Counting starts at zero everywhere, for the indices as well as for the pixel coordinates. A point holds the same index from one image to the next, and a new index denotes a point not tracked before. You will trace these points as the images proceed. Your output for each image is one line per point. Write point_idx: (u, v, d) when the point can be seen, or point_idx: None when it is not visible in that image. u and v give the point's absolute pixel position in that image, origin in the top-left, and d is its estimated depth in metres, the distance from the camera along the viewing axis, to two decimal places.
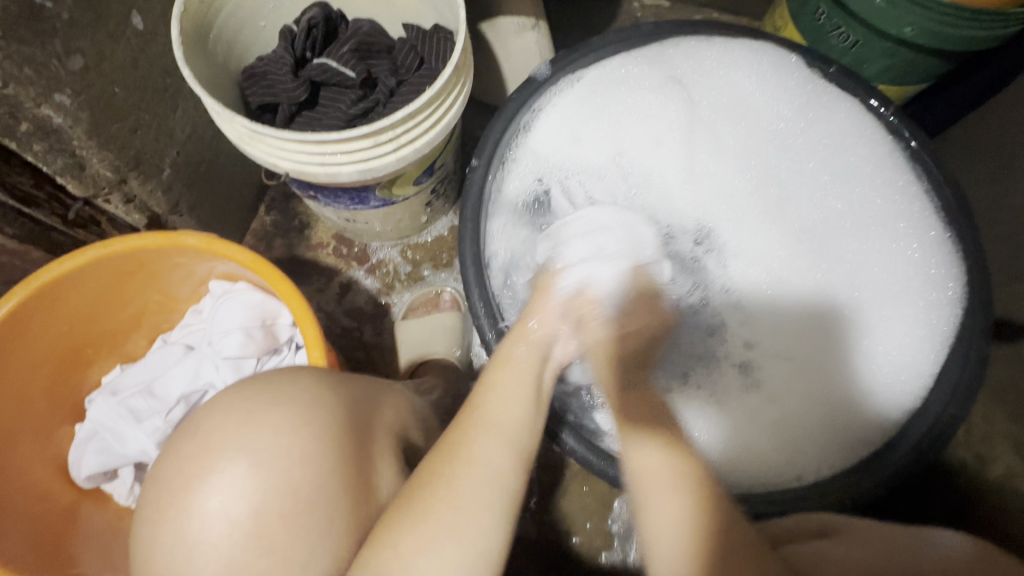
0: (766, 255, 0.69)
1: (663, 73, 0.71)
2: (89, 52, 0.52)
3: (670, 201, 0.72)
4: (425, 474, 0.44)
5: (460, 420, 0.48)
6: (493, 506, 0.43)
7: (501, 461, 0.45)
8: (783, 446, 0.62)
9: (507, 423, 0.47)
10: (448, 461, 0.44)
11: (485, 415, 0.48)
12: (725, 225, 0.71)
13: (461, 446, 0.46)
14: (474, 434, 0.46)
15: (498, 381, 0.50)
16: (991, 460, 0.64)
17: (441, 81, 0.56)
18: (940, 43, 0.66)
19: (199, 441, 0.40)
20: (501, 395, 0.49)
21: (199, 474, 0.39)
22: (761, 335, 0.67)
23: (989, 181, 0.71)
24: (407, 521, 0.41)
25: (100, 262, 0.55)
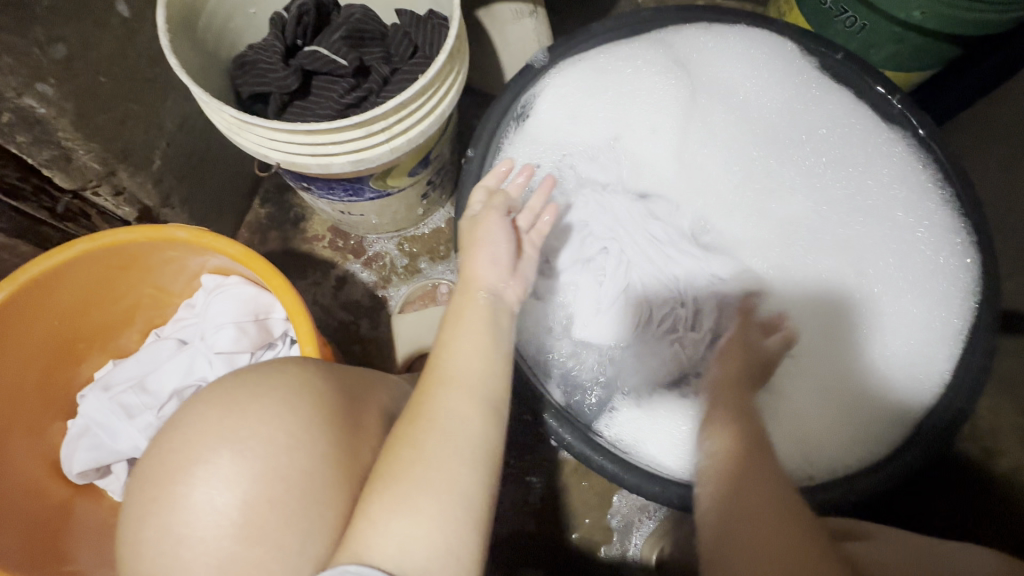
0: (764, 245, 0.67)
1: (664, 56, 0.69)
2: (73, 40, 0.51)
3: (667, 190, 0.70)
4: (397, 452, 0.42)
5: (421, 384, 0.45)
6: (462, 468, 0.41)
7: (463, 417, 0.43)
8: (796, 440, 0.60)
9: (466, 377, 0.45)
10: (413, 426, 0.42)
11: (441, 371, 0.46)
12: (720, 215, 0.69)
13: (424, 407, 0.44)
14: (434, 391, 0.44)
15: (453, 340, 0.47)
16: (998, 453, 0.62)
17: (435, 69, 0.55)
18: (951, 26, 0.65)
19: (187, 438, 0.39)
20: (458, 351, 0.46)
21: (187, 473, 0.38)
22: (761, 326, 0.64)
23: (998, 170, 0.69)
24: (383, 490, 0.40)
25: (89, 256, 0.54)
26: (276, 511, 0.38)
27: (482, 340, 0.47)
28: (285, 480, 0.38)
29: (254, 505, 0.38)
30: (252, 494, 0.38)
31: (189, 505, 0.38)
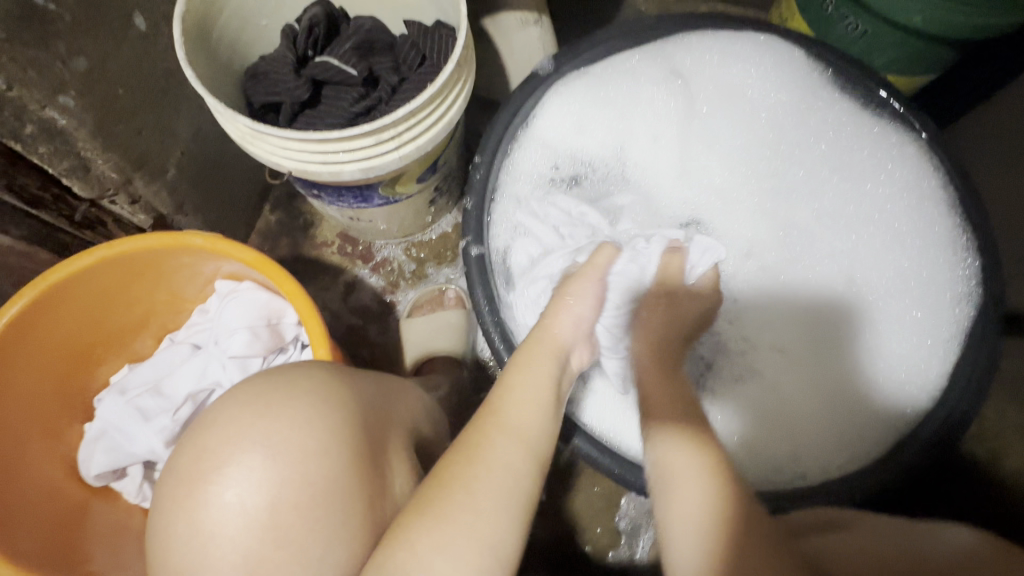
0: (758, 247, 0.68)
1: (668, 64, 0.70)
2: (92, 54, 0.53)
3: (669, 194, 0.71)
4: (432, 484, 0.42)
5: (478, 423, 0.46)
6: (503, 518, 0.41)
7: (519, 465, 0.44)
8: (780, 433, 0.62)
9: (525, 427, 0.46)
10: (468, 466, 0.43)
11: (506, 417, 0.46)
12: (716, 216, 0.70)
13: (478, 451, 0.44)
14: (492, 437, 0.45)
15: (519, 384, 0.48)
16: (1004, 454, 0.62)
17: (443, 78, 0.56)
18: (953, 32, 0.65)
19: (204, 440, 0.40)
20: (522, 399, 0.47)
21: (204, 473, 0.39)
22: (753, 332, 0.66)
23: (1002, 173, 0.70)
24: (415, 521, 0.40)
25: (105, 263, 0.56)
26: (294, 511, 0.39)
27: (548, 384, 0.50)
28: (300, 479, 0.39)
29: (269, 505, 0.39)
30: (271, 494, 0.39)
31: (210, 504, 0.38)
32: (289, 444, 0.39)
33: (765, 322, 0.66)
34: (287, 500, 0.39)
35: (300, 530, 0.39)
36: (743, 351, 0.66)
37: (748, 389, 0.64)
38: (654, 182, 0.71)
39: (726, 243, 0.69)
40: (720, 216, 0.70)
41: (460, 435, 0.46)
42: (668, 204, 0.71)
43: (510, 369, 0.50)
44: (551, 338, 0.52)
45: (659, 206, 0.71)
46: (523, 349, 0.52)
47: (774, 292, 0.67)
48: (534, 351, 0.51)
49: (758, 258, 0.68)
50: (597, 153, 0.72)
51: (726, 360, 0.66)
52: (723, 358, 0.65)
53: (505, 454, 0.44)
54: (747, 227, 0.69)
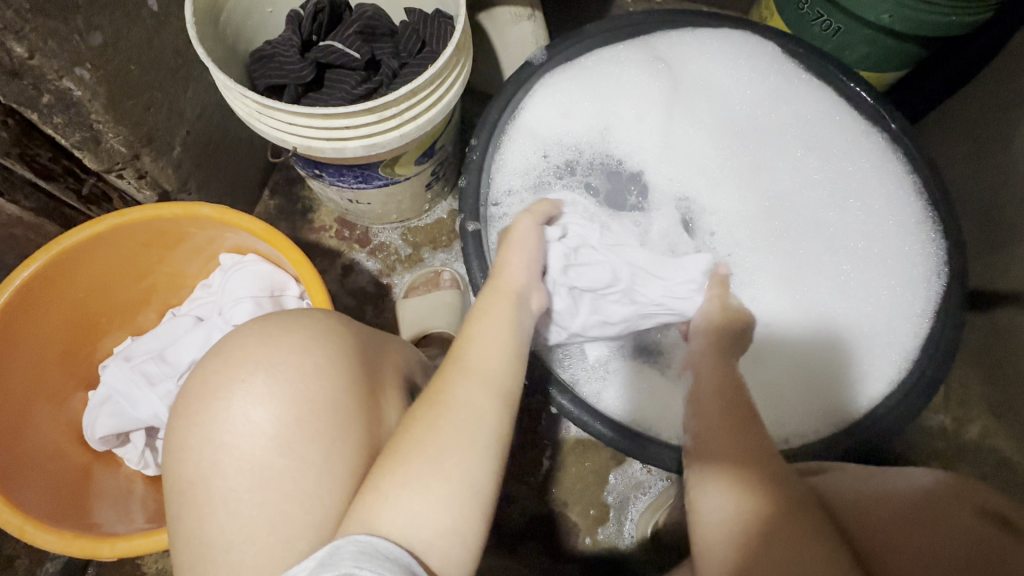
0: (746, 218, 0.72)
1: (647, 53, 0.74)
2: (107, 29, 0.55)
3: (659, 169, 0.74)
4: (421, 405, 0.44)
5: (441, 369, 0.46)
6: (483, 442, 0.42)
7: (483, 404, 0.44)
8: (771, 404, 0.65)
9: (486, 369, 0.46)
10: (428, 409, 0.43)
11: (463, 360, 0.46)
12: (702, 189, 0.73)
13: (442, 394, 0.44)
14: (454, 381, 0.45)
15: (477, 332, 0.48)
16: (968, 421, 0.68)
17: (443, 60, 0.59)
18: (916, 29, 0.70)
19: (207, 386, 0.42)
20: (482, 344, 0.47)
21: (207, 416, 0.41)
22: (754, 305, 0.68)
23: (962, 162, 0.75)
24: (392, 466, 0.41)
25: (116, 231, 0.58)
26: (302, 452, 0.40)
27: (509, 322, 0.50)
28: (308, 421, 0.41)
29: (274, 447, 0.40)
30: (281, 436, 0.40)
31: (222, 444, 0.40)
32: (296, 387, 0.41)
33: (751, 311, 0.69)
34: (297, 441, 0.40)
35: (310, 474, 0.40)
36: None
37: (746, 363, 0.67)
38: (641, 159, 0.74)
39: (717, 224, 0.72)
40: (706, 195, 0.73)
41: (425, 388, 0.46)
42: (657, 191, 0.74)
43: (466, 321, 0.50)
44: (507, 283, 0.53)
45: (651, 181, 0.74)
46: (483, 296, 0.52)
47: (759, 267, 0.70)
48: (493, 296, 0.52)
49: (746, 234, 0.71)
50: (584, 143, 0.74)
51: None
52: None
53: (466, 392, 0.44)
54: (735, 212, 0.72)
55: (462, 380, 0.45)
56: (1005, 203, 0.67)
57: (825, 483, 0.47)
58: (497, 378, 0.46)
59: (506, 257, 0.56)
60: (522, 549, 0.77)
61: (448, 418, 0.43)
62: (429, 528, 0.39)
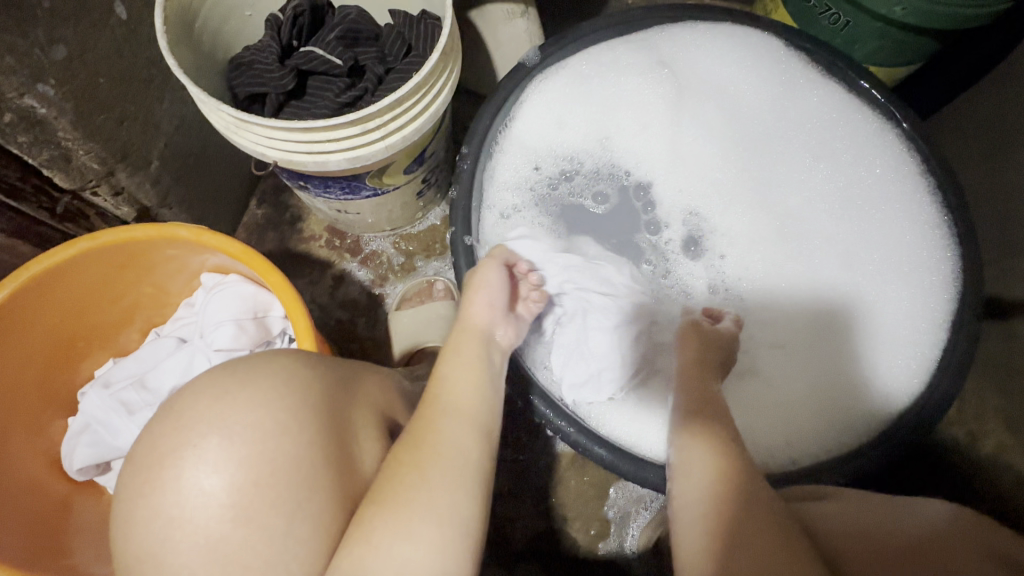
0: (755, 237, 0.69)
1: (650, 55, 0.70)
2: (72, 42, 0.52)
3: (667, 183, 0.71)
4: (410, 441, 0.44)
5: (423, 411, 0.47)
6: (470, 476, 0.43)
7: (467, 444, 0.45)
8: (782, 423, 0.62)
9: (465, 406, 0.48)
10: (411, 449, 0.43)
11: (443, 402, 0.48)
12: (712, 209, 0.70)
13: (428, 434, 0.45)
14: (439, 421, 0.46)
15: (450, 371, 0.50)
16: (981, 436, 0.64)
17: (428, 67, 0.56)
18: (930, 22, 0.66)
19: (176, 429, 0.40)
20: (456, 383, 0.49)
21: (175, 464, 0.38)
22: (756, 321, 0.67)
23: (978, 162, 0.71)
24: (378, 513, 0.40)
25: (88, 254, 0.55)
26: (278, 493, 0.39)
27: (480, 367, 0.52)
28: (284, 461, 0.39)
29: (245, 495, 0.38)
30: (256, 483, 0.38)
31: (194, 490, 0.38)
32: (275, 426, 0.39)
33: (760, 329, 0.66)
34: (271, 486, 0.38)
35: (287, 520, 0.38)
36: (745, 345, 0.66)
37: (752, 384, 0.64)
38: (646, 169, 0.72)
39: (725, 247, 0.69)
40: (716, 214, 0.70)
41: (407, 427, 0.46)
42: (663, 206, 0.71)
43: (440, 361, 0.52)
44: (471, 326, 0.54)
45: (657, 195, 0.72)
46: (451, 338, 0.54)
47: (766, 281, 0.68)
48: (460, 337, 0.54)
49: (756, 258, 0.68)
50: (585, 156, 0.72)
51: (739, 351, 0.65)
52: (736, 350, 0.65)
53: (451, 431, 0.46)
54: (744, 228, 0.70)
55: (445, 420, 0.46)
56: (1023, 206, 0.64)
57: (824, 508, 0.46)
58: (475, 413, 0.48)
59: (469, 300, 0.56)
60: (521, 566, 0.75)
61: (434, 459, 0.43)
62: (410, 563, 0.39)
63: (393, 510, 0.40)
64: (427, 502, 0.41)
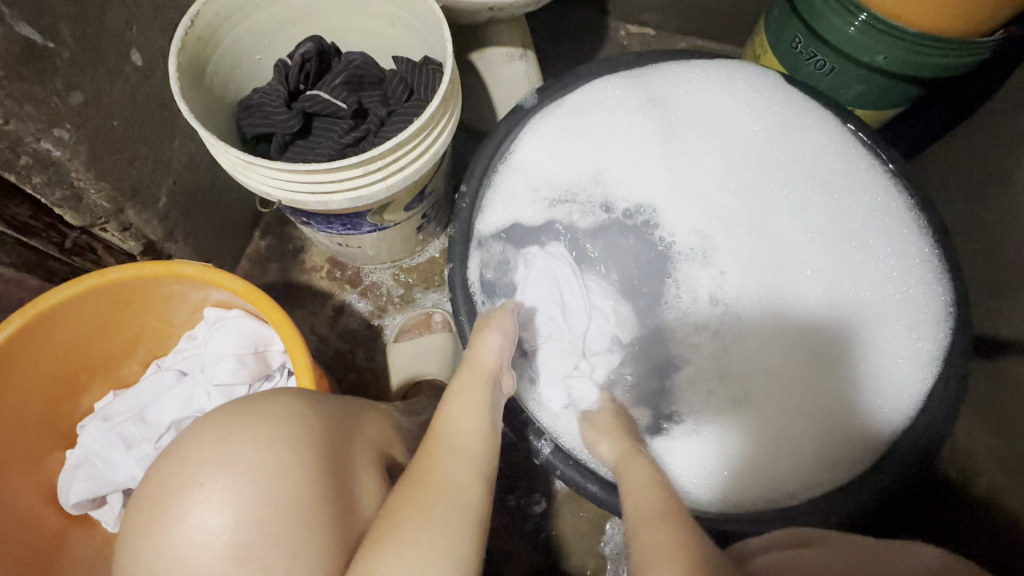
0: (754, 267, 0.71)
1: (643, 92, 0.72)
2: (88, 88, 0.54)
3: (667, 214, 0.73)
4: (416, 483, 0.43)
5: (426, 449, 0.47)
6: (470, 514, 0.42)
7: (468, 482, 0.45)
8: (772, 453, 0.63)
9: (469, 449, 0.47)
10: (417, 488, 0.43)
11: (447, 441, 0.48)
12: (715, 232, 0.72)
13: (428, 474, 0.44)
14: (439, 460, 0.46)
15: (456, 411, 0.50)
16: (975, 475, 0.64)
17: (429, 112, 0.58)
18: (911, 69, 0.69)
19: (174, 469, 0.40)
20: (460, 423, 0.49)
21: (171, 504, 0.39)
22: (746, 347, 0.69)
23: (963, 202, 0.73)
24: (371, 562, 0.39)
25: (95, 291, 0.57)
26: (272, 537, 0.39)
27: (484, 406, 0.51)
28: (279, 502, 0.40)
29: (238, 537, 0.38)
30: (251, 526, 0.39)
31: (190, 531, 0.38)
32: (272, 467, 0.40)
33: (752, 351, 0.69)
34: (266, 528, 0.39)
35: (282, 559, 0.39)
36: (740, 367, 0.68)
37: (741, 411, 0.66)
38: (645, 194, 0.73)
39: (727, 264, 0.71)
40: (719, 237, 0.72)
41: (409, 467, 0.46)
42: (664, 229, 0.73)
43: (444, 402, 0.51)
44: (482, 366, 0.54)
45: (662, 225, 0.73)
46: (457, 377, 0.54)
47: (760, 310, 0.69)
48: (464, 377, 0.53)
49: (753, 279, 0.70)
50: (581, 187, 0.73)
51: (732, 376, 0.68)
52: (729, 374, 0.68)
53: (453, 470, 0.45)
54: (744, 249, 0.71)
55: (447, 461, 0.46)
56: (1008, 247, 0.65)
57: (802, 553, 0.44)
58: (477, 459, 0.47)
59: (480, 338, 0.56)
60: None
61: (438, 498, 0.42)
62: None
63: (377, 546, 0.39)
64: (427, 536, 0.40)
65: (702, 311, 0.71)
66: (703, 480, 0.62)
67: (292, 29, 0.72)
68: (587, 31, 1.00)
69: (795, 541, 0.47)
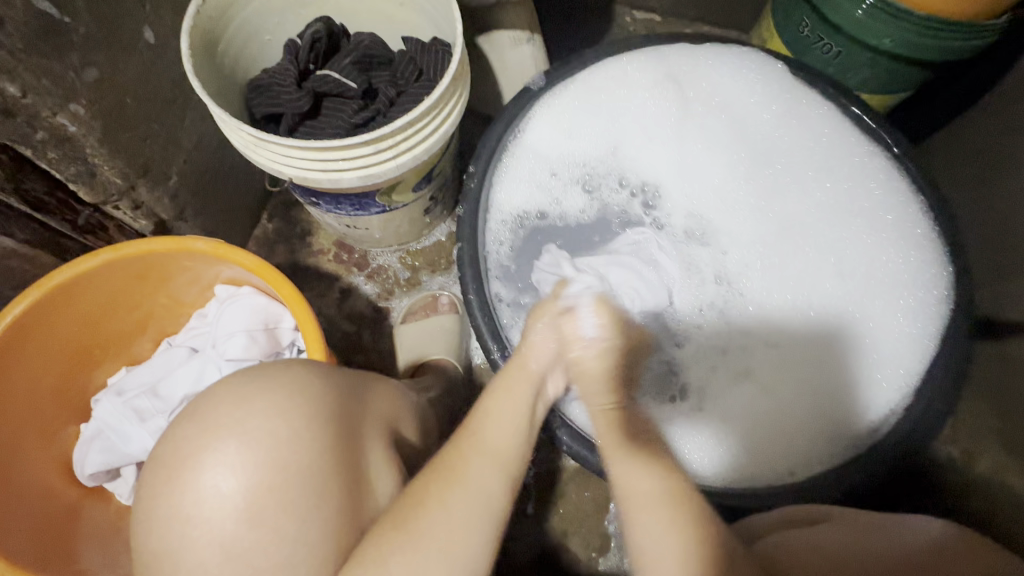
0: (755, 247, 0.70)
1: (659, 68, 0.72)
2: (103, 65, 0.55)
3: (675, 192, 0.72)
4: (437, 473, 0.45)
5: (457, 440, 0.48)
6: (486, 513, 0.44)
7: (493, 484, 0.46)
8: (775, 429, 0.63)
9: (502, 448, 0.48)
10: (443, 481, 0.44)
11: (482, 438, 0.48)
12: (717, 216, 0.71)
13: (456, 467, 0.46)
14: (469, 456, 0.47)
15: (495, 409, 0.51)
16: (977, 455, 0.65)
17: (439, 91, 0.59)
18: (918, 52, 0.69)
19: (191, 433, 0.41)
20: (497, 422, 0.50)
21: (189, 466, 0.40)
22: (748, 322, 0.67)
23: (968, 187, 0.74)
24: (385, 539, 0.41)
25: (110, 265, 0.57)
26: (288, 498, 0.40)
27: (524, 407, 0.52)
28: (296, 464, 0.41)
29: (254, 499, 0.40)
30: (269, 487, 0.40)
31: (209, 491, 0.40)
32: (289, 436, 0.41)
33: (757, 328, 0.67)
34: (284, 488, 0.40)
35: (295, 518, 0.40)
36: (741, 342, 0.67)
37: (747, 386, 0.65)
38: (651, 172, 0.73)
39: (728, 243, 0.70)
40: (720, 216, 0.71)
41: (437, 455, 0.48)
42: (668, 207, 0.72)
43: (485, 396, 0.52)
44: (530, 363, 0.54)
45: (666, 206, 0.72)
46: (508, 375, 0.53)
47: (767, 286, 0.68)
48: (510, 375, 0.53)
49: (755, 257, 0.70)
50: (593, 163, 0.73)
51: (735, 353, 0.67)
52: (732, 351, 0.67)
53: (481, 470, 0.46)
54: (745, 236, 0.70)
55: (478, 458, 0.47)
56: (1015, 230, 0.66)
57: (812, 530, 0.45)
58: (508, 458, 0.48)
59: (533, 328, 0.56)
60: None
61: (462, 494, 0.44)
62: None
63: (403, 543, 0.41)
64: (442, 532, 0.41)
65: (706, 290, 0.69)
66: (709, 462, 0.61)
67: (302, 10, 0.72)
68: (594, 16, 1.00)
69: (807, 519, 0.48)
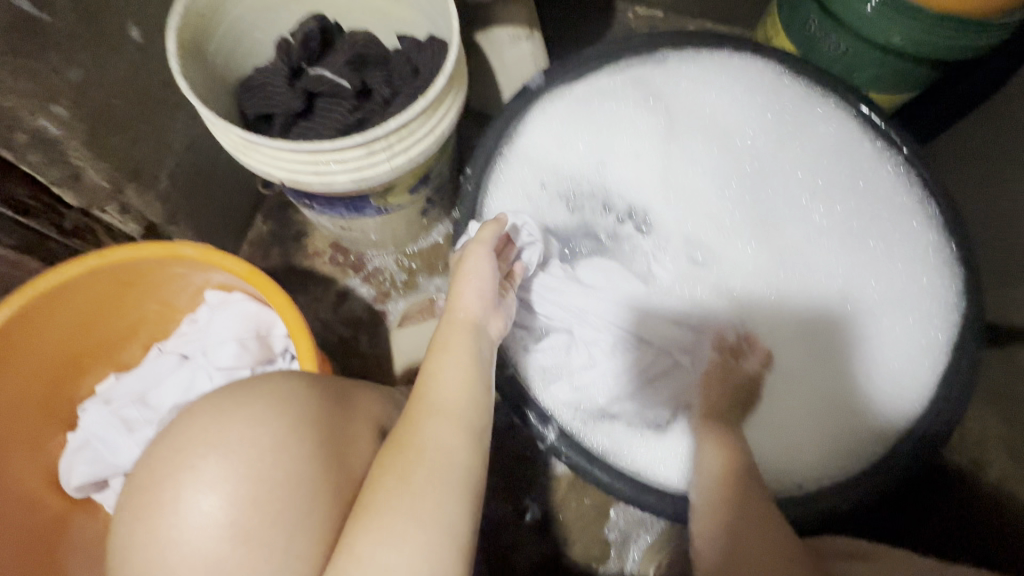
0: (758, 269, 0.67)
1: (644, 89, 0.71)
2: (88, 64, 0.53)
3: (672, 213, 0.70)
4: (397, 445, 0.42)
5: (408, 409, 0.45)
6: (452, 478, 0.41)
7: (452, 442, 0.43)
8: (781, 450, 0.60)
9: (454, 405, 0.45)
10: (399, 453, 0.42)
11: (430, 399, 0.45)
12: (715, 238, 0.68)
13: (410, 435, 0.43)
14: (422, 420, 0.44)
15: (440, 368, 0.47)
16: (984, 464, 0.64)
17: (435, 91, 0.57)
18: (929, 51, 0.67)
19: (177, 450, 0.40)
20: (447, 378, 0.46)
21: (173, 485, 0.39)
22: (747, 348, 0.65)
23: (977, 189, 0.72)
24: (359, 528, 0.39)
25: (97, 271, 0.56)
26: (275, 518, 0.39)
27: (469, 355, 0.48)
28: (284, 483, 0.39)
29: (241, 519, 0.38)
30: (257, 507, 0.39)
31: (194, 510, 0.38)
32: (278, 453, 0.40)
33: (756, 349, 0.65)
34: (272, 508, 0.39)
35: (282, 538, 0.39)
36: None
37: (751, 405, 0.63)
38: (645, 190, 0.70)
39: (730, 275, 0.67)
40: (721, 246, 0.68)
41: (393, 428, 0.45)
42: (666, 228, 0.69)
43: (428, 356, 0.48)
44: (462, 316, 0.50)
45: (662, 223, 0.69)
46: (442, 327, 0.50)
47: (771, 304, 0.66)
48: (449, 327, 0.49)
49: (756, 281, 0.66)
50: (579, 179, 0.70)
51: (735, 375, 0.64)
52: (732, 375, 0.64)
53: (440, 433, 0.43)
54: (747, 262, 0.67)
55: (431, 420, 0.44)
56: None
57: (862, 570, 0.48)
58: (467, 415, 0.45)
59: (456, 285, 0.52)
60: None
61: (421, 464, 0.41)
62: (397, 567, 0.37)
63: (369, 525, 0.39)
64: (414, 498, 0.40)
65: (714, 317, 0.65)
66: None
67: (294, 5, 0.70)
68: (595, 12, 0.97)
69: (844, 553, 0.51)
